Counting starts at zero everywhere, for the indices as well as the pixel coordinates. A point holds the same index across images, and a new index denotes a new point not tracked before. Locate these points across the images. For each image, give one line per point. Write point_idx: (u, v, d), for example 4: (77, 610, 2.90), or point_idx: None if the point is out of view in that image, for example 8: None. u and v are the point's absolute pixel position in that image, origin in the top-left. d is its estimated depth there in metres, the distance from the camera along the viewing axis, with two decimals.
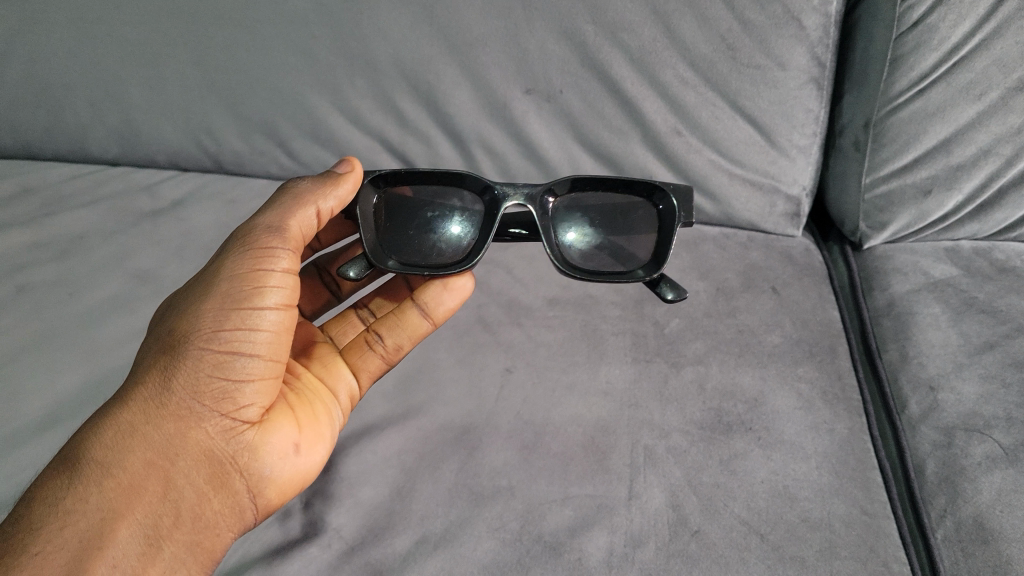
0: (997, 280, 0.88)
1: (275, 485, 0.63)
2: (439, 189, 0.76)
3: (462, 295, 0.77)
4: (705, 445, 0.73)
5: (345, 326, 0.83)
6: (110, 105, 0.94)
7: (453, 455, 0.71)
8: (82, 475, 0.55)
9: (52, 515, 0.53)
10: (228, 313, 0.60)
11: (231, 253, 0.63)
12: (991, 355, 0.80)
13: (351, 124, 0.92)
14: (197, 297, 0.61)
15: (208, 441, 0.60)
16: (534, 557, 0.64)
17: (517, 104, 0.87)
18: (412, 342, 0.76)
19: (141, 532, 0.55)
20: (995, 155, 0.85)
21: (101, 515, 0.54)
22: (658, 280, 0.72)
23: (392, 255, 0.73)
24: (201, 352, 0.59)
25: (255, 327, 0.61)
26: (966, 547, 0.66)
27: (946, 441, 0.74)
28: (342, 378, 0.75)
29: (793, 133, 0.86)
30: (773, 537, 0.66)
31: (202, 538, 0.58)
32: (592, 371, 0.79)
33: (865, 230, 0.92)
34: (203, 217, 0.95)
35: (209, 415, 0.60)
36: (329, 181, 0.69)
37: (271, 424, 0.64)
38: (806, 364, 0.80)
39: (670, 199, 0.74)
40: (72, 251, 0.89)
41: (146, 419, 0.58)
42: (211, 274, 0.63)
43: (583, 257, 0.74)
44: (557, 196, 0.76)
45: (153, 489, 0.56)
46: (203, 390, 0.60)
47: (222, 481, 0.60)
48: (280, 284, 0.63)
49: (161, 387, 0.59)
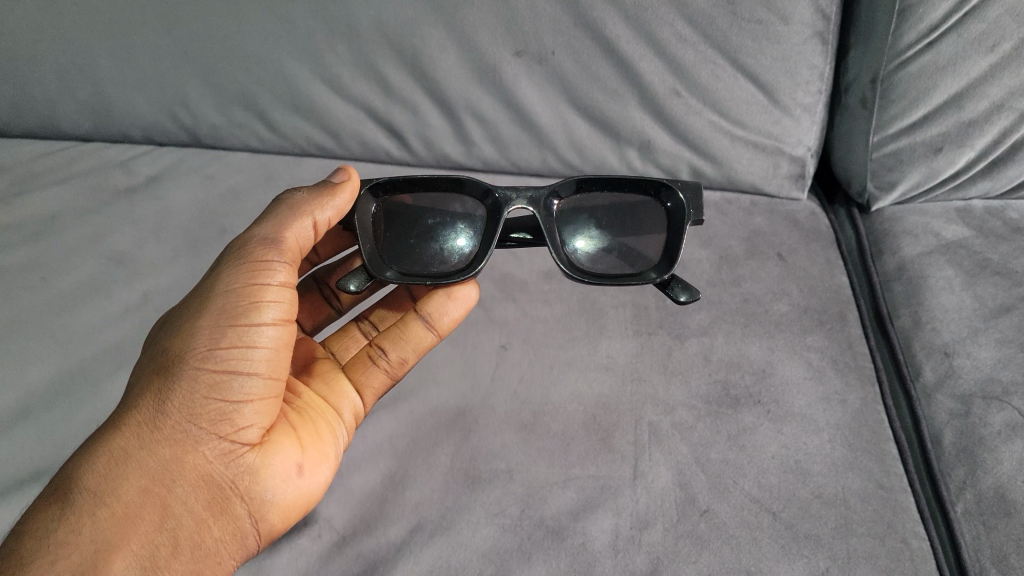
0: (1011, 241, 0.85)
1: (278, 510, 0.58)
2: (439, 195, 0.72)
3: (468, 304, 0.70)
4: (713, 421, 0.69)
5: (345, 341, 0.76)
6: (80, 77, 0.90)
7: (449, 438, 0.68)
8: (74, 505, 0.52)
9: (43, 549, 0.50)
10: (223, 331, 0.56)
11: (226, 268, 0.59)
12: (1008, 318, 0.77)
13: (334, 92, 0.88)
14: (192, 315, 0.57)
15: (207, 466, 0.56)
16: (535, 543, 0.61)
17: (507, 67, 0.83)
18: (417, 356, 0.69)
19: (138, 565, 0.51)
20: (1009, 110, 0.81)
21: (95, 547, 0.50)
22: (669, 281, 0.67)
23: (392, 265, 0.68)
24: (197, 372, 0.55)
25: (253, 344, 0.57)
26: (988, 520, 0.63)
27: (964, 410, 0.70)
28: (346, 397, 0.69)
29: (798, 91, 0.82)
30: (785, 515, 0.63)
31: (202, 568, 0.54)
32: (592, 346, 0.75)
33: (873, 191, 0.88)
34: (181, 193, 0.91)
35: (206, 438, 0.56)
36: (325, 189, 0.64)
37: (274, 445, 0.59)
38: (816, 333, 0.77)
39: (681, 195, 0.70)
40: (44, 232, 0.85)
41: (140, 444, 0.54)
42: (205, 289, 0.59)
43: (591, 261, 0.70)
44: (562, 199, 0.72)
45: (149, 518, 0.53)
46: (200, 412, 0.56)
47: (222, 506, 0.56)
48: (277, 298, 0.59)
49: (155, 411, 0.55)
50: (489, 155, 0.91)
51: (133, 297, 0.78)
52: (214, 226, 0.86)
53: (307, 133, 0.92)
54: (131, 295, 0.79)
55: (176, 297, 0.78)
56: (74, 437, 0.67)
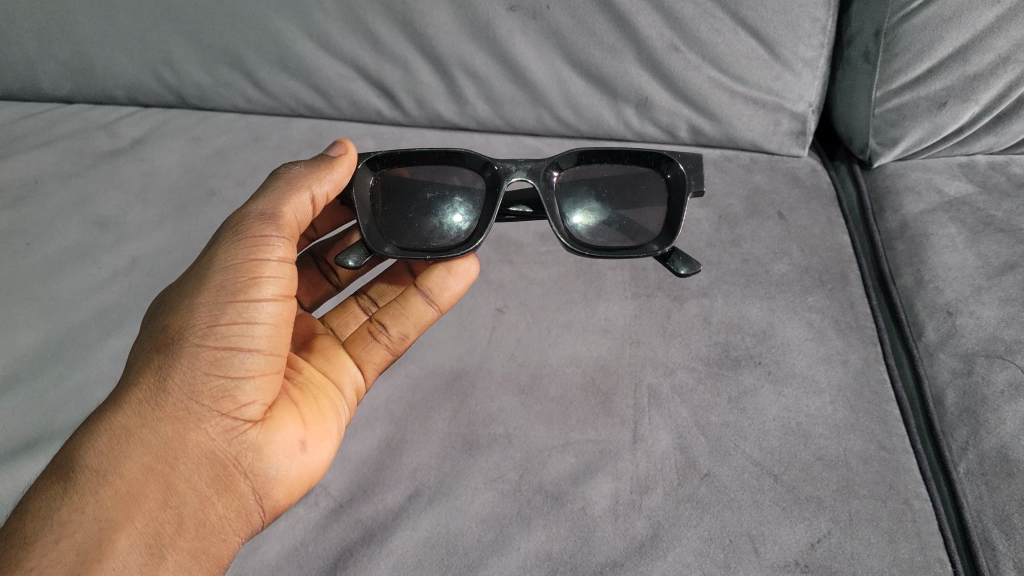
0: (1015, 197, 0.83)
1: (283, 487, 0.57)
2: (437, 168, 0.70)
3: (469, 278, 0.68)
4: (713, 383, 0.68)
5: (345, 317, 0.74)
6: (60, 36, 0.87)
7: (446, 403, 0.67)
8: (76, 484, 0.50)
9: (46, 528, 0.49)
10: (223, 307, 0.55)
11: (223, 244, 0.58)
12: (1012, 276, 0.76)
13: (322, 50, 0.86)
14: (190, 293, 0.56)
15: (209, 443, 0.55)
16: (534, 508, 0.61)
17: (501, 22, 0.81)
18: (418, 332, 0.68)
19: (143, 542, 0.50)
20: (1015, 64, 0.79)
21: (98, 525, 0.49)
22: (670, 253, 0.66)
23: (390, 240, 0.66)
24: (198, 349, 0.54)
25: (254, 320, 0.56)
26: (990, 481, 0.62)
27: (967, 369, 0.70)
28: (347, 372, 0.67)
29: (799, 45, 0.80)
30: (787, 477, 0.63)
31: (207, 545, 0.53)
32: (590, 308, 0.74)
33: (875, 147, 0.87)
34: (167, 156, 0.88)
35: (208, 415, 0.55)
36: (322, 164, 0.63)
37: (276, 421, 0.58)
38: (816, 293, 0.76)
39: (681, 168, 0.68)
40: (27, 196, 0.83)
41: (141, 422, 0.53)
42: (203, 266, 0.57)
43: (592, 234, 0.68)
44: (562, 170, 0.70)
45: (153, 495, 0.52)
46: (201, 389, 0.55)
47: (226, 484, 0.55)
48: (277, 274, 0.57)
49: (156, 388, 0.54)
50: (483, 113, 0.89)
51: (120, 262, 0.77)
52: (202, 189, 0.84)
53: (296, 92, 0.90)
54: (118, 260, 0.77)
55: (164, 261, 0.77)
56: (64, 405, 0.66)
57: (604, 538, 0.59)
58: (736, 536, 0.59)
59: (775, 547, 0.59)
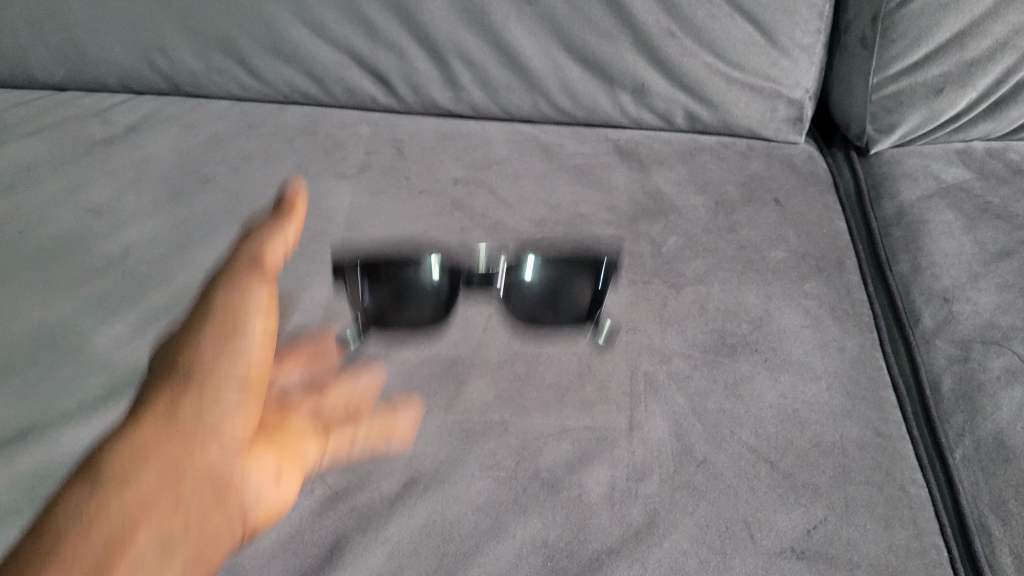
0: (1011, 183, 0.83)
1: (292, 475, 0.59)
2: None
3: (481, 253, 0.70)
4: (709, 370, 0.68)
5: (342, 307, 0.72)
6: (53, 23, 0.87)
7: (442, 390, 0.67)
8: (100, 485, 0.54)
9: (74, 523, 0.52)
10: (216, 339, 0.59)
11: (220, 285, 0.63)
12: (1008, 262, 0.76)
13: (318, 36, 0.85)
14: (195, 325, 0.61)
15: (211, 464, 0.56)
16: (531, 495, 0.60)
17: (497, 8, 0.81)
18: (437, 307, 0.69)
19: (157, 541, 0.53)
20: (1012, 49, 0.80)
21: (120, 525, 0.53)
22: None
23: None
24: (192, 377, 0.58)
25: (241, 347, 0.58)
26: (987, 466, 0.63)
27: (963, 355, 0.70)
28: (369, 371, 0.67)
29: (796, 31, 0.81)
30: (783, 464, 0.62)
31: (205, 554, 0.54)
32: (586, 295, 0.74)
33: (873, 134, 0.86)
34: (160, 143, 0.88)
35: (205, 437, 0.57)
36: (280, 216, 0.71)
37: (259, 449, 0.58)
38: (813, 280, 0.76)
39: None
40: (19, 184, 0.82)
41: (151, 443, 0.56)
42: (205, 304, 0.62)
43: None
44: None
45: (165, 500, 0.55)
46: (197, 414, 0.57)
47: (221, 500, 0.56)
48: (264, 304, 0.60)
49: (164, 412, 0.57)
50: (478, 100, 0.88)
51: (114, 249, 0.76)
52: (196, 176, 0.84)
53: (290, 79, 0.89)
54: (111, 248, 0.76)
55: (159, 249, 0.76)
56: (57, 395, 0.65)
57: (600, 525, 0.59)
58: (732, 522, 0.59)
59: (772, 533, 0.59)
